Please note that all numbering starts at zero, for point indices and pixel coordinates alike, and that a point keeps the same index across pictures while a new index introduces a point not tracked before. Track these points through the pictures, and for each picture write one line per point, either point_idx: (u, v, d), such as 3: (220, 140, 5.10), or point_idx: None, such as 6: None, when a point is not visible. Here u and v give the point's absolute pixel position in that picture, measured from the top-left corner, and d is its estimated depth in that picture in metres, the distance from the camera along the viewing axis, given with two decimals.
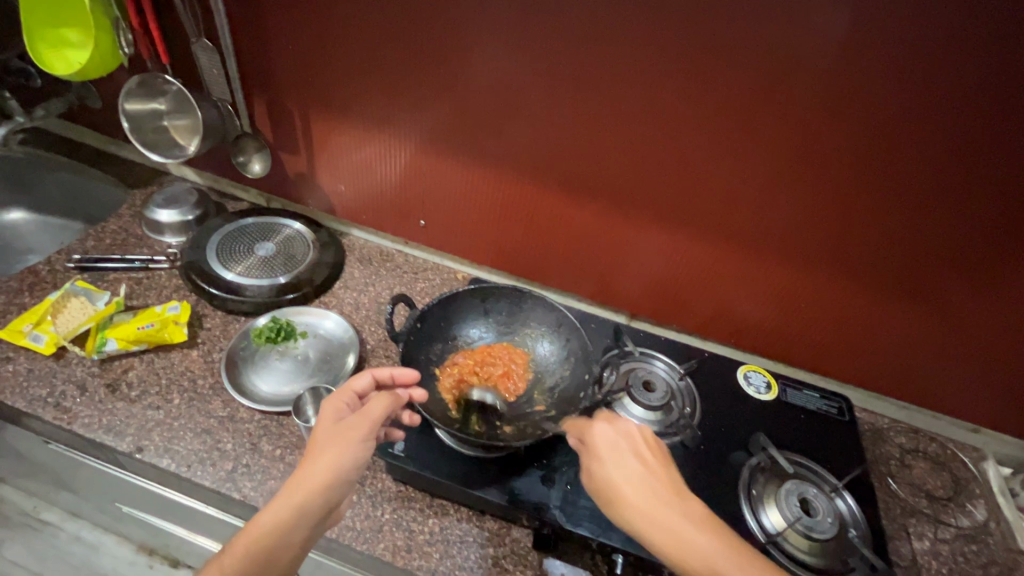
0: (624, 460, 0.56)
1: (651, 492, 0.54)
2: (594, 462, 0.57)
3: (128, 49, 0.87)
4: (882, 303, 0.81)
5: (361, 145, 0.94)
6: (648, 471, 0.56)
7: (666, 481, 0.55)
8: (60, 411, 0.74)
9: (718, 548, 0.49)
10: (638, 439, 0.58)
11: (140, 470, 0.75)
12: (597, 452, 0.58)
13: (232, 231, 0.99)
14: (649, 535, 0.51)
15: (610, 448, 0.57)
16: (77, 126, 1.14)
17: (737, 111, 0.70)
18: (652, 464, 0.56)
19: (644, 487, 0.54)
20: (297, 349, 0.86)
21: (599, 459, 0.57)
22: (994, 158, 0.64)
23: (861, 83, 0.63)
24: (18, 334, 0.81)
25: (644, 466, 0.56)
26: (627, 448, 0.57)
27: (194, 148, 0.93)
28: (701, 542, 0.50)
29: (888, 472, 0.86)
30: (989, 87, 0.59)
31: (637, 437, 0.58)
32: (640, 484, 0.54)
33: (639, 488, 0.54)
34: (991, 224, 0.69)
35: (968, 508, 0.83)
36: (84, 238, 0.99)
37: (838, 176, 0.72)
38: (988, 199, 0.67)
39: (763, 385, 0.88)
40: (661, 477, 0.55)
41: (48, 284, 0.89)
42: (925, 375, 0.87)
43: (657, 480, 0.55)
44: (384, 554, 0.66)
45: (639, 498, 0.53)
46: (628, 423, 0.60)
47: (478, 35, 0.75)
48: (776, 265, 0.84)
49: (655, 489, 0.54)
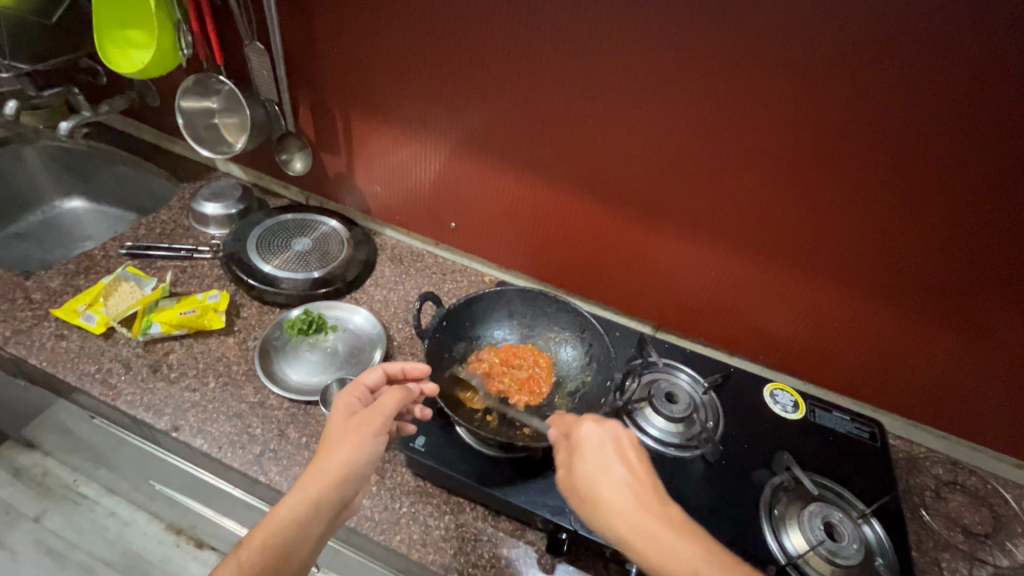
0: (609, 463, 0.57)
1: (634, 495, 0.54)
2: (579, 462, 0.58)
3: (187, 50, 0.92)
4: (921, 327, 0.79)
5: (399, 148, 0.97)
6: (632, 476, 0.56)
7: (650, 486, 0.56)
8: (106, 387, 0.78)
9: (698, 551, 0.50)
10: (625, 442, 0.59)
11: (174, 448, 0.79)
12: (583, 453, 0.59)
13: (272, 226, 1.03)
14: (627, 534, 0.51)
15: (596, 450, 0.59)
16: (136, 122, 1.20)
17: (776, 124, 0.70)
18: (635, 467, 0.57)
19: (626, 491, 0.55)
20: (327, 342, 0.89)
21: (582, 458, 0.58)
22: None
23: (906, 99, 0.62)
24: (73, 313, 0.86)
25: (629, 470, 0.57)
26: (612, 450, 0.58)
27: (241, 144, 0.97)
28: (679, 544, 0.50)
29: (921, 503, 0.82)
30: None
31: (624, 440, 0.59)
32: (623, 487, 0.55)
33: (621, 490, 0.54)
34: None
35: (1010, 548, 0.78)
36: (136, 227, 1.05)
37: (878, 194, 0.70)
38: None
39: (790, 404, 0.86)
40: (644, 483, 0.56)
41: (101, 269, 0.95)
42: (965, 403, 0.83)
43: (641, 486, 0.55)
44: (399, 546, 0.67)
45: (620, 500, 0.54)
46: (615, 426, 0.61)
47: (519, 43, 0.77)
48: (805, 280, 0.82)
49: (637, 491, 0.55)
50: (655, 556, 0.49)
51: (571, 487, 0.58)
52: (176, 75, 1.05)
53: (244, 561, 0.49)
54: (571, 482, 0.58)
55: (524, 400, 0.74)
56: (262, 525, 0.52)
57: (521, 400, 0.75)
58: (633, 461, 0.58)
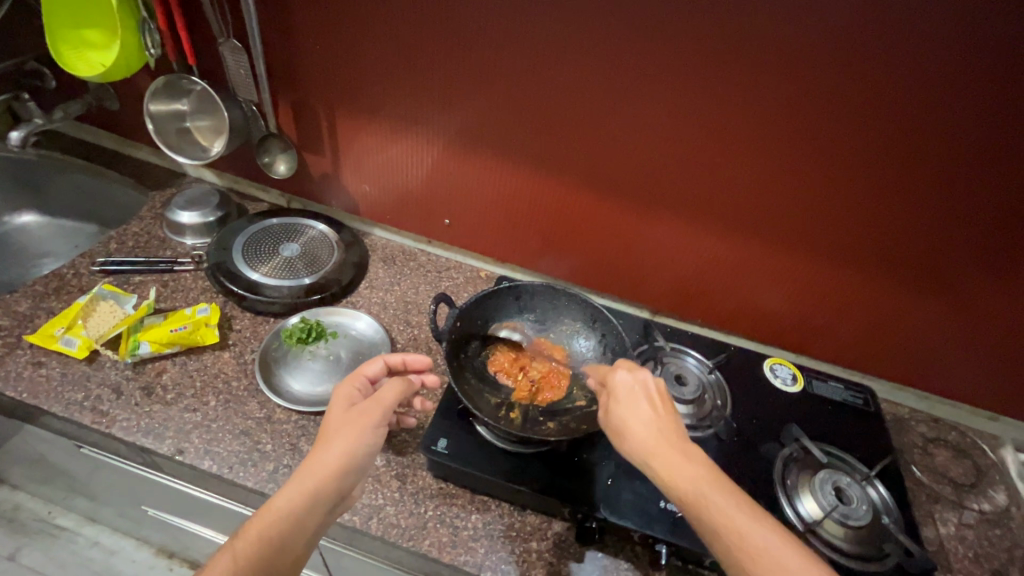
0: (638, 404, 0.57)
1: (656, 429, 0.55)
2: (613, 404, 0.59)
3: (155, 49, 0.85)
4: (907, 296, 0.83)
5: (389, 145, 0.94)
6: (659, 416, 0.56)
7: (673, 425, 0.55)
8: (98, 414, 0.74)
9: (709, 478, 0.50)
10: (660, 389, 0.59)
11: (179, 473, 0.75)
12: (615, 396, 0.59)
13: (256, 232, 0.99)
14: (652, 467, 0.52)
15: (627, 396, 0.58)
16: (92, 128, 1.13)
17: (771, 110, 0.72)
18: (664, 411, 0.57)
19: (651, 427, 0.55)
20: (327, 350, 0.86)
21: (614, 401, 0.59)
22: (1012, 142, 0.65)
23: (894, 84, 0.65)
24: (50, 338, 0.80)
25: (655, 410, 0.56)
26: (639, 395, 0.58)
27: (220, 148, 0.92)
28: (698, 478, 0.50)
29: (912, 460, 0.87)
30: (1010, 74, 0.61)
31: (652, 389, 0.58)
32: (651, 426, 0.55)
33: (648, 426, 0.55)
34: (1004, 207, 0.70)
35: (990, 493, 0.85)
36: (107, 241, 0.98)
37: (867, 172, 0.73)
38: (1006, 180, 0.68)
39: (790, 377, 0.90)
40: (669, 421, 0.56)
41: (74, 288, 0.89)
42: (943, 363, 0.89)
43: (666, 423, 0.55)
44: (430, 550, 0.67)
45: (648, 437, 0.54)
46: (646, 373, 0.60)
47: (515, 35, 0.75)
48: (795, 257, 0.85)
49: (664, 430, 0.54)
50: (673, 486, 0.50)
51: (606, 429, 0.59)
52: (140, 78, 0.98)
53: (240, 552, 0.48)
54: (607, 423, 0.59)
55: (546, 397, 0.73)
56: (256, 518, 0.50)
57: (544, 396, 0.73)
58: (662, 405, 0.57)
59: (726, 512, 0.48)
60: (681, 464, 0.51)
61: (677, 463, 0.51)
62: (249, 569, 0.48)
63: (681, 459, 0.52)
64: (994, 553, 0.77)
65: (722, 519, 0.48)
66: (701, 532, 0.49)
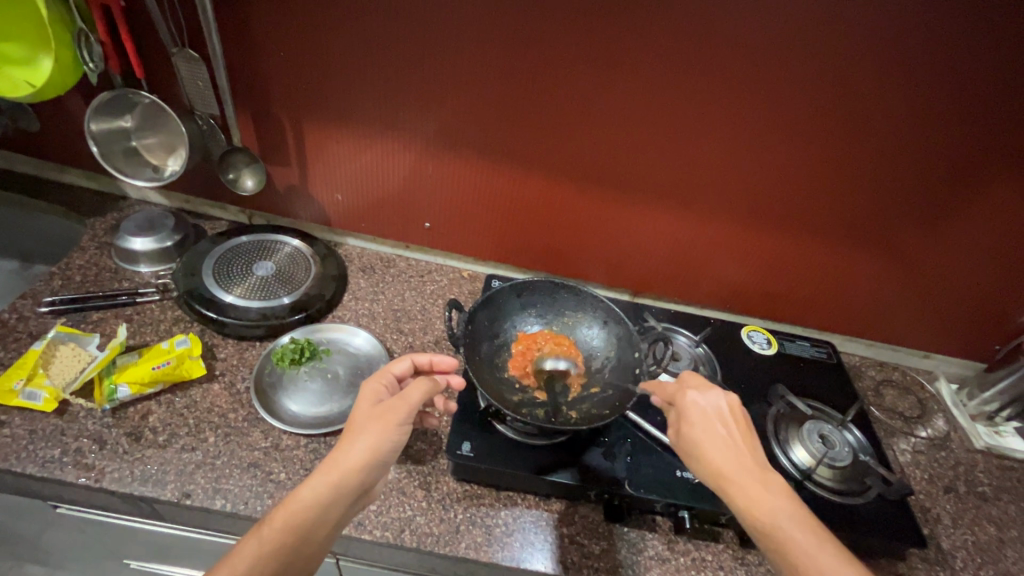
0: (713, 427, 0.60)
1: (734, 454, 0.58)
2: (684, 425, 0.62)
3: (94, 64, 0.78)
4: (859, 260, 0.94)
5: (362, 152, 0.91)
6: (736, 442, 0.59)
7: (749, 450, 0.58)
8: (84, 469, 0.67)
9: (784, 504, 0.53)
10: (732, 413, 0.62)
11: (183, 518, 0.70)
12: (688, 418, 0.62)
13: (225, 253, 0.93)
14: (733, 495, 0.55)
15: (701, 417, 0.62)
16: (4, 152, 0.99)
17: (739, 98, 0.77)
18: (740, 435, 0.60)
19: (728, 452, 0.58)
20: (326, 367, 0.83)
21: (687, 422, 0.62)
22: (941, 115, 0.75)
23: (846, 71, 0.73)
24: (8, 393, 0.72)
25: (730, 434, 0.59)
26: (713, 418, 0.61)
27: (180, 165, 0.86)
28: (773, 506, 0.53)
29: (869, 401, 0.99)
30: (938, 56, 0.70)
31: (728, 413, 0.61)
32: (727, 451, 0.58)
33: (725, 452, 0.58)
34: (937, 172, 0.81)
35: (932, 421, 0.98)
36: (49, 278, 0.89)
37: (823, 148, 0.81)
38: (937, 148, 0.78)
39: (765, 342, 1.00)
40: (746, 448, 0.59)
41: (22, 334, 0.80)
42: (887, 314, 1.01)
43: (744, 450, 0.58)
44: (467, 552, 0.68)
45: (725, 462, 0.57)
46: (718, 393, 0.63)
47: (493, 34, 0.76)
48: (761, 231, 0.93)
49: (741, 456, 0.57)
50: (752, 516, 0.53)
51: (679, 449, 0.62)
52: (71, 94, 0.89)
53: (265, 537, 0.49)
54: (679, 443, 0.62)
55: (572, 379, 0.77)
56: (283, 506, 0.51)
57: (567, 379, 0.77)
58: (736, 428, 0.60)
59: (805, 544, 0.51)
60: (764, 495, 0.54)
61: (753, 493, 0.54)
62: (273, 559, 0.49)
63: (758, 487, 0.55)
64: (943, 471, 0.90)
65: (804, 554, 0.50)
66: (778, 561, 0.51)
